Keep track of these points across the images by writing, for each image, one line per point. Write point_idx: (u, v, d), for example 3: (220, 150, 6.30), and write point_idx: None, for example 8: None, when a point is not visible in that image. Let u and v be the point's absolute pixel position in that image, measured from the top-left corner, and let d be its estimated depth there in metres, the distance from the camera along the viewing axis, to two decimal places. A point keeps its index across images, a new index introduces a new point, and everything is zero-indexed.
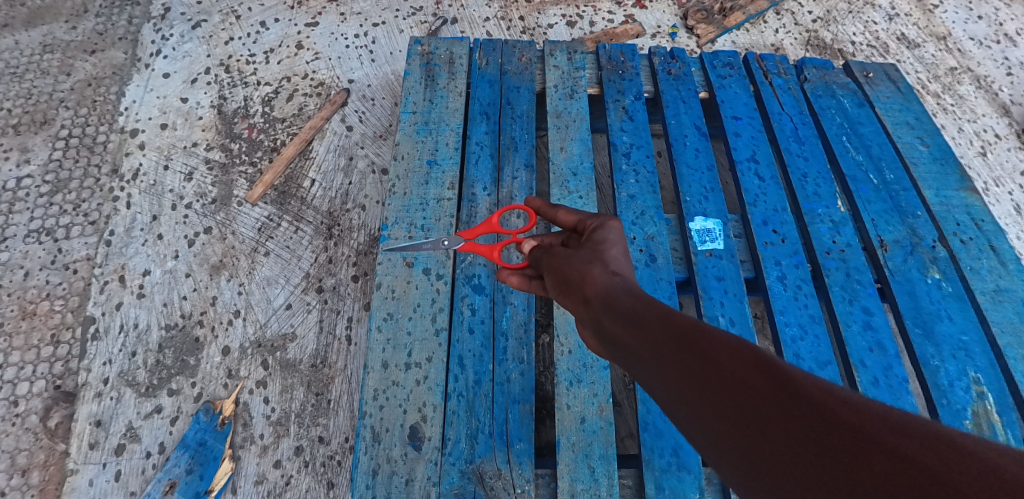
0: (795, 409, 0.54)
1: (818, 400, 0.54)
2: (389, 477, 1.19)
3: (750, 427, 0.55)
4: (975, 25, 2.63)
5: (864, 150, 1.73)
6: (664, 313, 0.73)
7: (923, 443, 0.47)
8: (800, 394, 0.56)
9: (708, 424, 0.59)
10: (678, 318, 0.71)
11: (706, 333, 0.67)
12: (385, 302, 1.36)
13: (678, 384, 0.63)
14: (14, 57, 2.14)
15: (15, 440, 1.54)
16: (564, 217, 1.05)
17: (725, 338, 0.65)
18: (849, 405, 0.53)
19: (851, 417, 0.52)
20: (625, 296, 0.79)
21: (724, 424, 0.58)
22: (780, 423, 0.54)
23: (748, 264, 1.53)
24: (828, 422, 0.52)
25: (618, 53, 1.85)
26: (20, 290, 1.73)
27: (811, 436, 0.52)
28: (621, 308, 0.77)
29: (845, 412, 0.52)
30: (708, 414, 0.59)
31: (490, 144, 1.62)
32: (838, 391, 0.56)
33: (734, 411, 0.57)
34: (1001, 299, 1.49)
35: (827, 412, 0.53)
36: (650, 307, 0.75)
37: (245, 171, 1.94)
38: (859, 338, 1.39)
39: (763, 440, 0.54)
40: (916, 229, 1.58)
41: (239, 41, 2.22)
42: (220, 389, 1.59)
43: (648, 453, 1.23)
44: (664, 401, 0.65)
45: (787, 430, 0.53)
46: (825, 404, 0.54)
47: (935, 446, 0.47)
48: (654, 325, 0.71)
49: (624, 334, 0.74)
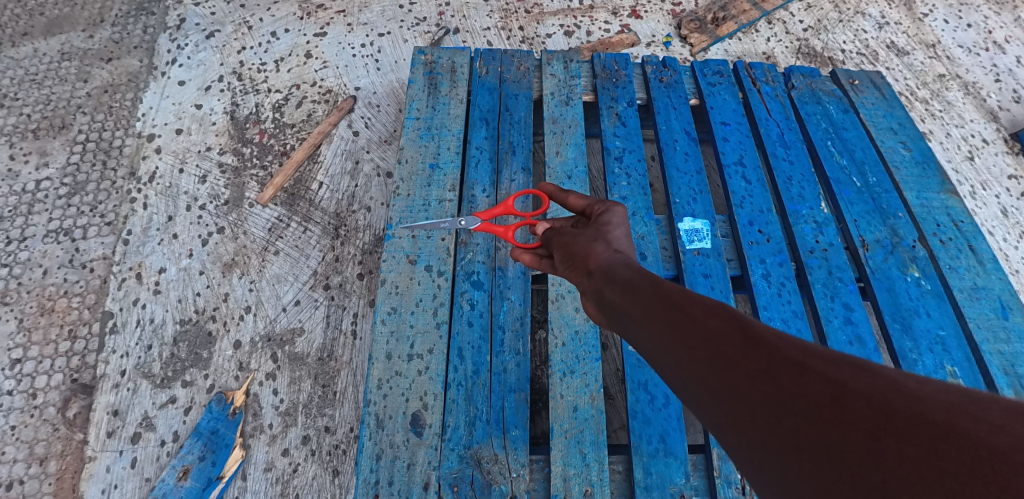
0: (757, 353, 0.63)
1: (779, 345, 0.63)
2: (392, 461, 1.26)
3: (719, 368, 0.64)
4: (963, 33, 2.71)
5: (848, 154, 1.81)
6: (654, 282, 0.83)
7: (864, 379, 0.56)
8: (762, 342, 0.64)
9: (684, 368, 0.68)
10: (666, 285, 0.81)
11: (689, 297, 0.76)
12: (389, 296, 1.43)
13: (661, 334, 0.73)
14: (35, 65, 2.24)
15: (35, 430, 1.63)
16: (574, 202, 1.14)
17: (705, 300, 0.74)
18: (804, 351, 0.61)
19: (805, 358, 0.60)
20: (623, 268, 0.89)
21: (697, 367, 0.66)
22: (744, 364, 0.63)
23: (734, 262, 1.60)
24: (786, 363, 0.60)
25: (612, 62, 1.93)
26: (39, 288, 1.82)
27: (767, 374, 0.60)
28: (619, 277, 0.87)
29: (801, 354, 0.61)
30: (683, 356, 0.68)
31: (489, 148, 1.71)
32: (796, 338, 0.64)
33: (705, 354, 0.66)
34: (978, 296, 1.56)
35: (789, 356, 0.61)
36: (645, 278, 0.85)
37: (256, 174, 2.03)
38: (839, 333, 1.46)
39: (728, 378, 0.63)
40: (896, 229, 1.65)
41: (251, 50, 2.31)
42: (232, 381, 1.67)
43: (637, 439, 1.30)
44: (650, 351, 0.75)
45: (749, 369, 0.62)
46: (783, 348, 0.62)
47: (872, 378, 0.55)
48: (646, 291, 0.81)
49: (620, 299, 0.84)
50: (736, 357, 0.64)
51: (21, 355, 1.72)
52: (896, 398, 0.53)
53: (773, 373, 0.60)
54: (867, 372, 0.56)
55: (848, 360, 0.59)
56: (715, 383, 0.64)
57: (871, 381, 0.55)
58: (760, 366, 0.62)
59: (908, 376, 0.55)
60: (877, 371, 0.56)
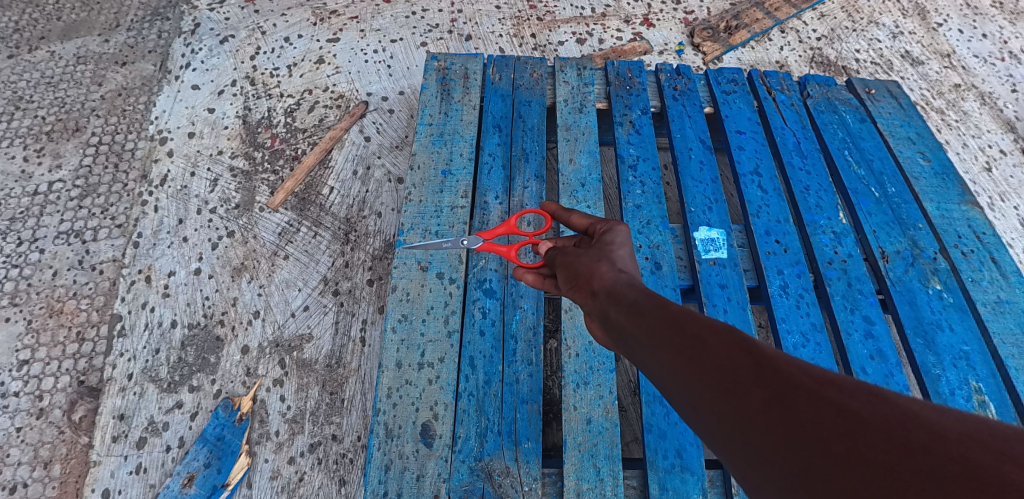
0: (767, 381, 0.59)
1: (791, 372, 0.59)
2: (401, 473, 1.23)
3: (729, 396, 0.60)
4: (978, 43, 2.68)
5: (866, 164, 1.78)
6: (661, 302, 0.78)
7: (881, 410, 0.52)
8: (772, 368, 0.60)
9: (692, 395, 0.64)
10: (673, 306, 0.76)
11: (695, 317, 0.72)
12: (400, 303, 1.41)
13: (668, 359, 0.69)
14: (50, 68, 2.26)
15: (40, 433, 1.61)
16: (577, 221, 1.13)
17: (711, 320, 0.70)
18: (818, 378, 0.58)
19: (818, 385, 0.57)
20: (628, 289, 0.84)
21: (706, 395, 0.62)
22: (755, 391, 0.59)
23: (750, 272, 1.57)
24: (798, 390, 0.57)
25: (626, 70, 1.91)
26: (49, 289, 1.81)
27: (779, 403, 0.57)
28: (625, 298, 0.82)
29: (814, 381, 0.57)
30: (692, 384, 0.64)
31: (501, 155, 1.69)
32: (808, 362, 0.61)
33: (714, 380, 0.62)
34: (1002, 310, 1.52)
35: (802, 383, 0.58)
36: (650, 297, 0.80)
37: (267, 178, 2.02)
38: (859, 346, 1.42)
39: (738, 406, 0.59)
40: (916, 240, 1.62)
41: (265, 55, 2.32)
42: (239, 387, 1.66)
43: (652, 454, 1.27)
44: (657, 377, 0.71)
45: (760, 397, 0.58)
46: (795, 374, 0.59)
47: (889, 409, 0.52)
48: (651, 313, 0.76)
49: (625, 320, 0.79)
50: (746, 383, 0.60)
51: (28, 357, 1.71)
52: (914, 431, 0.50)
53: (786, 402, 0.57)
54: (884, 402, 0.53)
55: (864, 387, 0.55)
56: (725, 412, 0.60)
57: (890, 411, 0.52)
58: (771, 394, 0.58)
59: (925, 405, 0.53)
60: (894, 401, 0.53)
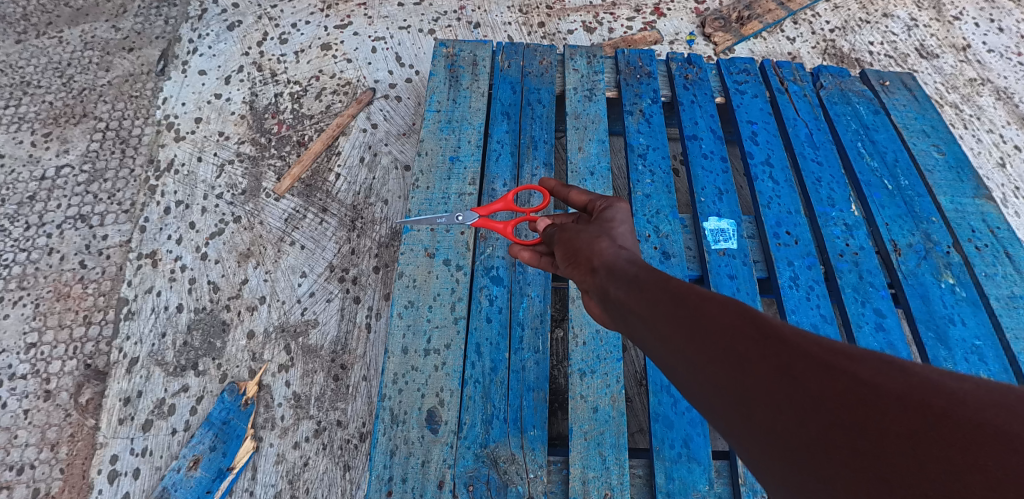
0: (772, 353, 0.58)
1: (799, 342, 0.58)
2: (406, 458, 1.23)
3: (734, 369, 0.59)
4: (994, 37, 2.64)
5: (879, 156, 1.75)
6: (662, 278, 0.77)
7: (896, 379, 0.51)
8: (776, 339, 0.59)
9: (696, 370, 0.63)
10: (674, 280, 0.75)
11: (697, 291, 0.70)
12: (406, 290, 1.40)
13: (669, 334, 0.67)
14: (58, 53, 2.25)
15: (47, 415, 1.62)
16: (576, 197, 1.11)
17: (714, 293, 0.69)
18: (827, 349, 0.56)
19: (827, 355, 0.55)
20: (628, 265, 0.83)
21: (711, 368, 0.61)
22: (761, 363, 0.58)
23: (760, 264, 1.56)
24: (808, 361, 0.56)
25: (636, 59, 1.89)
26: (56, 273, 1.81)
27: (786, 373, 0.56)
28: (625, 275, 0.81)
29: (822, 351, 0.56)
30: (695, 358, 0.63)
31: (510, 142, 1.67)
32: (816, 333, 0.60)
33: (718, 352, 0.61)
34: (1016, 306, 1.50)
35: (809, 353, 0.56)
36: (649, 272, 0.79)
37: (274, 164, 2.02)
38: (870, 339, 1.41)
39: (743, 378, 0.58)
40: (929, 234, 1.60)
41: (272, 41, 2.30)
42: (244, 372, 1.66)
43: (659, 443, 1.25)
44: (658, 353, 0.69)
45: (767, 368, 0.57)
46: (806, 346, 0.57)
47: (905, 376, 0.51)
48: (653, 288, 0.75)
49: (626, 297, 0.77)
50: (753, 356, 0.59)
51: (35, 340, 1.71)
52: (933, 396, 0.49)
53: (794, 372, 0.55)
54: (899, 370, 0.52)
55: (877, 356, 0.54)
56: (729, 385, 0.59)
57: (904, 378, 0.51)
58: (778, 364, 0.57)
59: (939, 372, 0.52)
60: (908, 369, 0.52)
